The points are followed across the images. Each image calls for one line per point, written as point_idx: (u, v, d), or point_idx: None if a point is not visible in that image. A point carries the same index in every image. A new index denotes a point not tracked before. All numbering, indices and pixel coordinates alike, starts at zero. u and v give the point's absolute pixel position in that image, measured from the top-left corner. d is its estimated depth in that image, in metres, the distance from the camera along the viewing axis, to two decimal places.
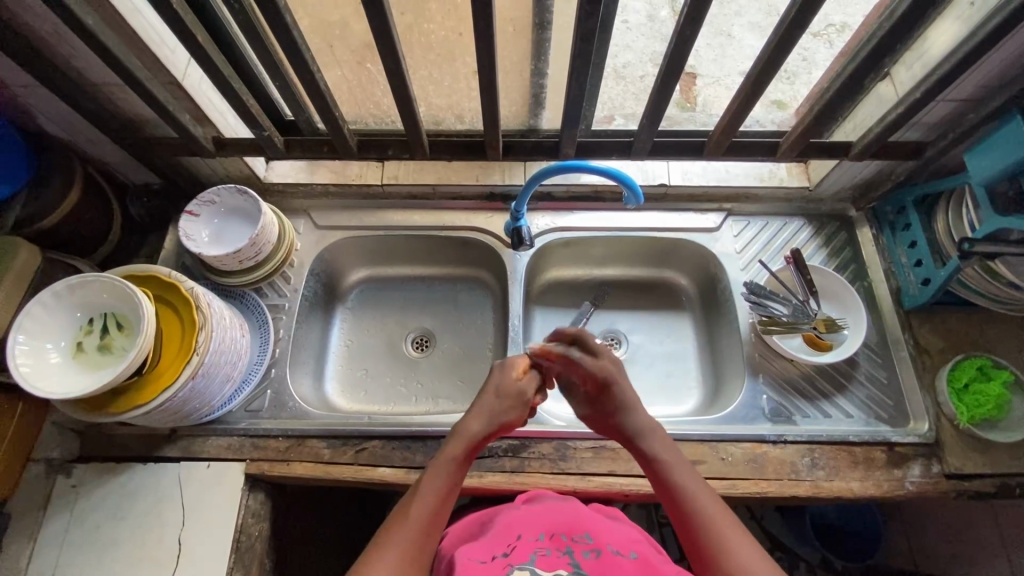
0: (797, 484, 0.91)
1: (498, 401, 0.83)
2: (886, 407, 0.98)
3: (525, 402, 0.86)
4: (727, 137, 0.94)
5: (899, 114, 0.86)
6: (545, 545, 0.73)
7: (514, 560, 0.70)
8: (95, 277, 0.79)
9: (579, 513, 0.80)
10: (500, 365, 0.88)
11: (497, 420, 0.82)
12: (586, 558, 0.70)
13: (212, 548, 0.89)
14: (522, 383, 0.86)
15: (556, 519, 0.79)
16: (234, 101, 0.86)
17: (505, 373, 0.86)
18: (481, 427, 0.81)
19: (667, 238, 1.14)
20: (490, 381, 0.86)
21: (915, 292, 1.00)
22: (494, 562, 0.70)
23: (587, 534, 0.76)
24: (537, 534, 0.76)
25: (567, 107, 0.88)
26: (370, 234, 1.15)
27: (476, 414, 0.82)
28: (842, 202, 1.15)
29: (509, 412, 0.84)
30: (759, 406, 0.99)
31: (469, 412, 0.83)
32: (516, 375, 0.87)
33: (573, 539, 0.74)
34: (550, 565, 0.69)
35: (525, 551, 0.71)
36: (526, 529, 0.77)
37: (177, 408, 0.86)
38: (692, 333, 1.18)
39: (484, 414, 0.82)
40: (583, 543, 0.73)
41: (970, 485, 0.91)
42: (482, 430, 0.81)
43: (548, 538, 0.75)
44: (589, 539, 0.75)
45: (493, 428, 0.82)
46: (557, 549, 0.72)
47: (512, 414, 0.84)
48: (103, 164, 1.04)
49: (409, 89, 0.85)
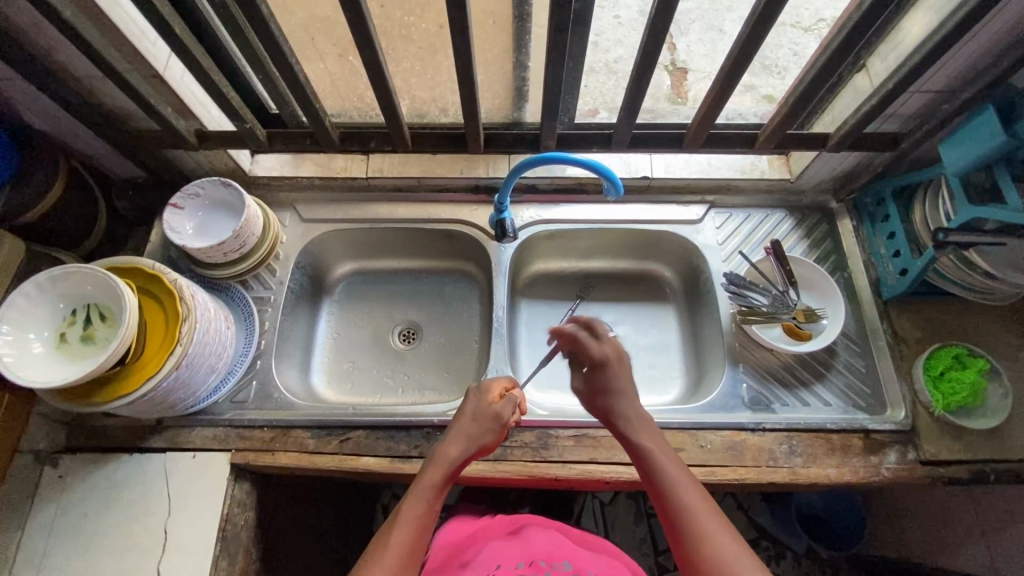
0: (775, 470, 0.93)
1: (475, 426, 0.82)
2: (863, 396, 1.00)
3: (503, 425, 0.83)
4: (705, 128, 0.95)
5: (873, 106, 0.87)
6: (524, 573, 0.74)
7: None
8: (78, 268, 0.79)
9: (558, 544, 0.82)
10: (476, 390, 0.87)
11: (476, 445, 0.80)
12: None
13: (198, 537, 0.90)
14: (499, 406, 0.84)
15: (536, 548, 0.80)
16: (214, 93, 0.86)
17: (480, 397, 0.85)
18: (459, 451, 0.79)
19: (651, 230, 1.15)
20: (467, 406, 0.85)
21: (892, 283, 1.02)
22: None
23: (566, 562, 0.77)
24: (516, 563, 0.77)
25: (546, 98, 0.89)
26: (355, 226, 1.15)
27: (453, 439, 0.80)
28: (824, 194, 1.16)
29: (486, 436, 0.81)
30: (738, 395, 1.00)
31: (447, 438, 0.81)
32: (492, 399, 0.85)
33: (552, 566, 0.76)
34: None
35: None
36: (506, 559, 0.78)
37: (162, 398, 0.87)
38: (675, 324, 1.19)
39: (461, 440, 0.80)
40: (562, 569, 0.75)
41: (946, 471, 0.93)
42: (459, 454, 0.79)
43: (527, 566, 0.76)
44: (568, 566, 0.76)
45: (471, 452, 0.80)
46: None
47: (490, 437, 0.82)
48: (88, 158, 1.04)
49: (388, 81, 0.85)
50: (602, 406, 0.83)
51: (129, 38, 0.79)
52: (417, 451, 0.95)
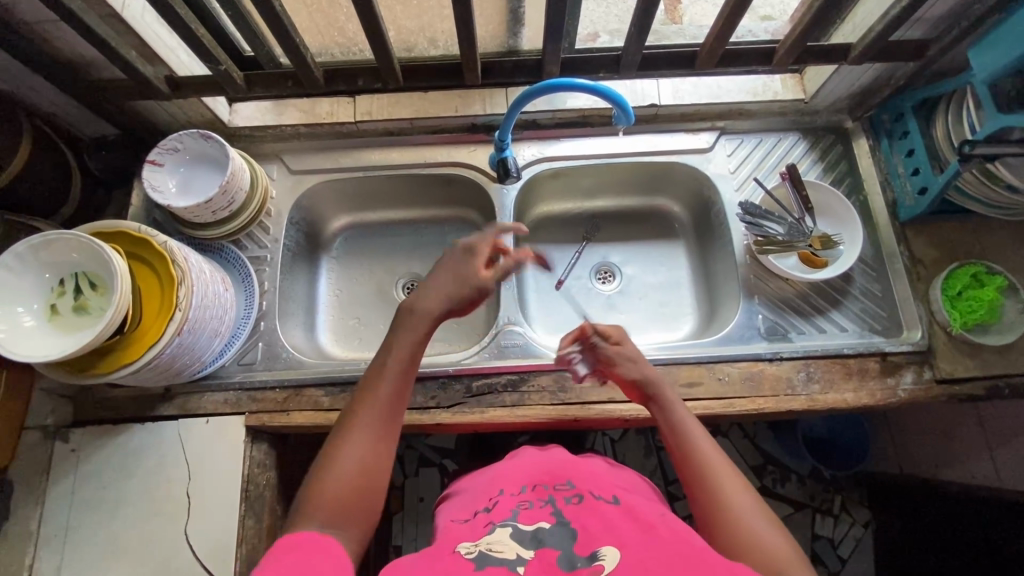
0: (793, 399, 0.92)
1: (456, 285, 0.77)
2: (880, 319, 0.99)
3: (484, 291, 0.79)
4: (721, 46, 0.88)
5: (905, 8, 0.80)
6: (527, 497, 0.73)
7: (495, 517, 0.69)
8: (58, 235, 0.73)
9: (564, 463, 0.81)
10: (462, 250, 0.80)
11: (456, 302, 0.77)
12: (568, 504, 0.70)
13: (222, 498, 0.90)
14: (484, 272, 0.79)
15: (538, 471, 0.79)
16: (181, 30, 0.77)
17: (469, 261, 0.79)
18: (435, 303, 0.76)
19: (660, 161, 1.10)
20: (450, 264, 0.79)
21: (911, 203, 0.99)
22: (476, 519, 0.70)
23: (569, 482, 0.76)
24: (520, 488, 0.75)
25: (548, 17, 0.81)
26: (348, 176, 1.09)
27: (435, 294, 0.76)
28: (838, 113, 1.10)
29: (467, 296, 0.77)
30: (754, 326, 0.99)
31: (428, 290, 0.77)
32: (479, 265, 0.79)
33: (555, 488, 0.74)
34: (532, 519, 0.67)
35: (507, 509, 0.70)
36: (510, 484, 0.77)
37: (167, 366, 0.85)
38: (686, 260, 1.17)
39: (442, 295, 0.76)
40: (565, 490, 0.73)
41: (961, 388, 0.93)
42: (439, 312, 0.75)
43: (530, 490, 0.74)
44: (571, 487, 0.74)
45: (450, 309, 0.77)
46: (540, 500, 0.71)
47: (471, 298, 0.78)
48: (52, 116, 0.96)
49: (376, 7, 0.77)
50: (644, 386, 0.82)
51: None
52: (433, 402, 0.93)
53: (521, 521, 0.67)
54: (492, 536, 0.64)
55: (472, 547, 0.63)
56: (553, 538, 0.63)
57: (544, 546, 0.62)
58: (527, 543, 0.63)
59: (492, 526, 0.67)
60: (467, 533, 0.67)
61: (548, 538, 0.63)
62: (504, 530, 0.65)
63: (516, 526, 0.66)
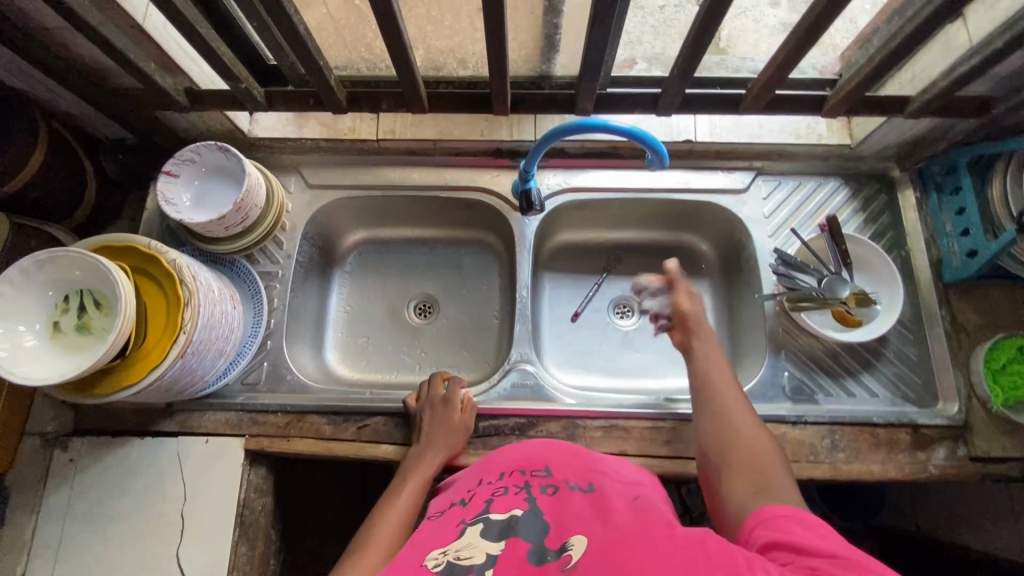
0: (816, 466, 0.87)
1: (448, 435, 0.85)
2: (913, 386, 0.93)
3: (469, 433, 0.89)
4: (768, 92, 0.83)
5: (974, 67, 0.74)
6: (503, 484, 0.66)
7: (467, 513, 0.62)
8: (64, 252, 0.71)
9: (544, 448, 0.74)
10: (444, 398, 0.89)
11: (450, 453, 0.85)
12: (543, 494, 0.63)
13: (216, 522, 0.88)
14: (465, 417, 0.88)
15: (517, 455, 0.72)
16: (201, 49, 0.73)
17: (451, 411, 0.87)
18: (433, 456, 0.83)
19: (690, 200, 1.05)
20: (436, 416, 0.86)
21: (958, 265, 0.93)
22: (448, 516, 0.63)
23: (547, 468, 0.68)
24: (497, 475, 0.69)
25: (585, 55, 0.77)
26: (366, 194, 1.06)
27: (430, 445, 0.84)
28: (885, 160, 1.03)
29: (457, 445, 0.86)
30: (779, 384, 0.94)
31: (424, 442, 0.85)
32: (459, 411, 0.88)
33: (532, 475, 0.67)
34: (505, 508, 0.61)
35: (482, 500, 0.63)
36: (487, 473, 0.71)
37: (168, 386, 0.82)
38: (710, 301, 1.11)
39: (439, 449, 0.84)
40: (542, 478, 0.66)
41: (996, 469, 0.88)
42: (438, 462, 0.83)
43: (507, 476, 0.68)
44: (548, 474, 0.67)
45: (447, 459, 0.84)
46: (515, 486, 0.65)
47: (460, 445, 0.87)
48: (70, 118, 0.94)
49: (404, 34, 0.73)
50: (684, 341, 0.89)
51: None
52: None
53: (493, 511, 0.60)
54: (461, 540, 0.56)
55: (440, 557, 0.53)
56: (526, 530, 0.57)
57: (515, 538, 0.55)
58: (496, 537, 0.56)
59: (463, 526, 0.59)
60: (437, 533, 0.60)
61: (520, 530, 0.56)
62: (475, 527, 0.58)
63: (489, 519, 0.59)
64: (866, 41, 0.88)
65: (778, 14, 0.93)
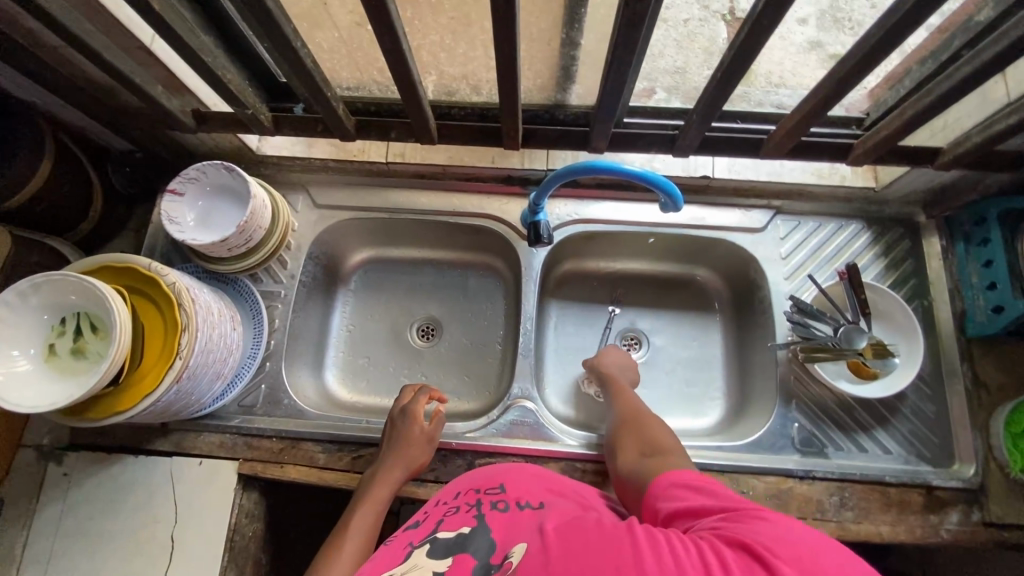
0: (822, 524, 0.84)
1: (407, 451, 0.84)
2: (930, 445, 0.89)
3: (434, 442, 0.86)
4: (792, 139, 0.80)
5: (1011, 125, 0.70)
6: (456, 504, 0.65)
7: (418, 536, 0.61)
8: (60, 276, 0.70)
9: (499, 467, 0.72)
10: (401, 414, 0.87)
11: (412, 468, 0.83)
12: (494, 509, 0.61)
13: (205, 547, 0.87)
14: (427, 428, 0.86)
15: (477, 477, 0.71)
16: (207, 75, 0.72)
17: (410, 426, 0.86)
18: (393, 475, 0.82)
19: (704, 236, 1.01)
20: (395, 430, 0.86)
21: (982, 320, 0.89)
22: (401, 538, 0.62)
23: (502, 484, 0.67)
24: (454, 496, 0.68)
25: (602, 99, 0.76)
26: (373, 215, 1.04)
27: (390, 464, 0.83)
28: (911, 205, 0.99)
29: (420, 459, 0.84)
30: (787, 434, 0.91)
31: (383, 462, 0.84)
32: (420, 423, 0.86)
33: (485, 492, 0.66)
34: (454, 525, 0.60)
35: (433, 522, 0.63)
36: (448, 494, 0.70)
37: (164, 409, 0.81)
38: (720, 338, 1.08)
39: (398, 466, 0.83)
40: (495, 494, 0.65)
41: (1011, 536, 0.84)
42: (399, 479, 0.82)
43: (462, 496, 0.67)
44: (502, 490, 0.65)
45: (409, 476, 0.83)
46: (466, 504, 0.63)
47: (425, 457, 0.85)
48: (79, 130, 0.93)
49: (414, 68, 0.71)
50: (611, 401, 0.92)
51: (104, 6, 0.65)
52: (432, 475, 0.88)
53: (442, 531, 0.60)
54: (407, 562, 0.55)
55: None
56: (473, 546, 0.56)
57: (462, 554, 0.55)
58: (442, 555, 0.55)
59: (411, 548, 0.58)
60: (388, 555, 0.59)
61: (468, 546, 0.56)
62: (422, 549, 0.57)
63: (437, 539, 0.58)
64: (896, 82, 0.83)
65: (806, 32, 0.82)
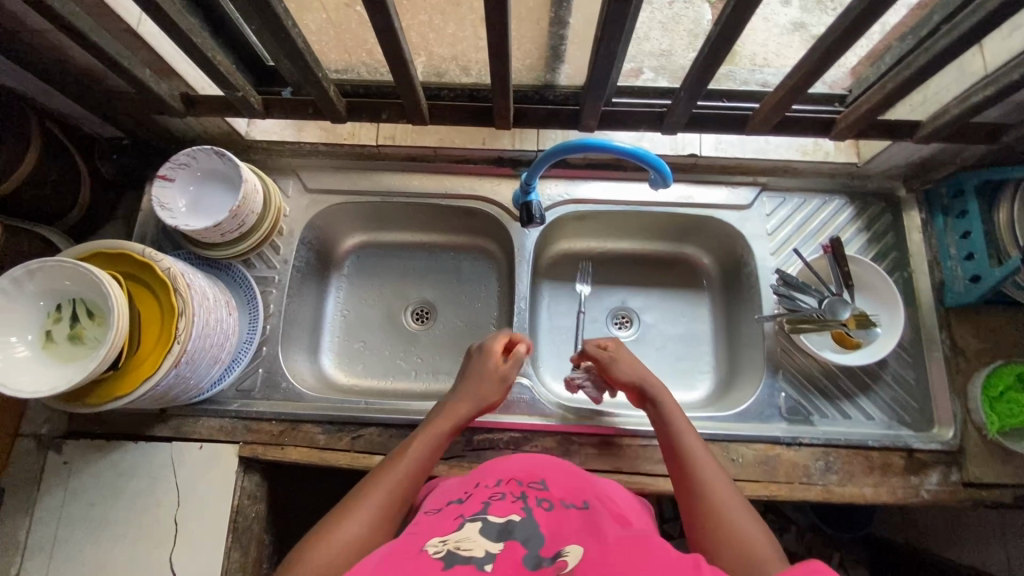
0: (808, 488, 0.88)
1: (479, 384, 0.84)
2: (910, 410, 0.93)
3: (507, 385, 0.86)
4: (778, 113, 0.82)
5: (987, 98, 0.73)
6: (500, 490, 0.66)
7: (466, 511, 0.62)
8: (55, 262, 0.70)
9: (542, 463, 0.73)
10: (479, 349, 0.88)
11: (480, 405, 0.83)
12: (539, 506, 0.62)
13: (208, 528, 0.88)
14: (505, 368, 0.86)
15: (517, 466, 0.72)
16: (198, 58, 0.72)
17: (484, 359, 0.86)
18: (463, 409, 0.81)
19: (693, 214, 1.03)
20: (472, 366, 0.87)
21: (961, 289, 0.92)
22: (447, 511, 0.63)
23: (543, 482, 0.68)
24: (495, 480, 0.69)
25: (593, 76, 0.77)
26: (366, 199, 1.05)
27: (463, 396, 0.83)
28: (892, 180, 1.02)
29: (490, 396, 0.84)
30: (775, 404, 0.94)
31: (455, 396, 0.83)
32: (497, 360, 0.86)
33: (528, 486, 0.67)
34: (503, 511, 0.61)
35: (480, 501, 0.63)
36: (487, 476, 0.70)
37: (163, 394, 0.82)
38: (710, 314, 1.10)
39: (470, 399, 0.82)
40: (538, 490, 0.66)
41: (987, 494, 0.88)
42: (466, 413, 0.81)
43: (505, 483, 0.67)
44: (545, 488, 0.67)
45: (477, 411, 0.82)
46: (512, 494, 0.64)
47: (495, 397, 0.84)
48: (65, 117, 0.92)
49: (406, 47, 0.72)
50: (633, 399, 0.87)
51: None
52: None
53: (492, 513, 0.60)
54: (461, 532, 0.56)
55: (440, 545, 0.54)
56: (522, 533, 0.57)
57: (513, 539, 0.55)
58: (496, 536, 0.55)
59: (463, 520, 0.59)
60: (435, 524, 0.60)
61: (517, 533, 0.56)
62: (475, 524, 0.58)
63: (488, 520, 0.59)
64: (878, 58, 0.85)
65: (789, 13, 0.88)
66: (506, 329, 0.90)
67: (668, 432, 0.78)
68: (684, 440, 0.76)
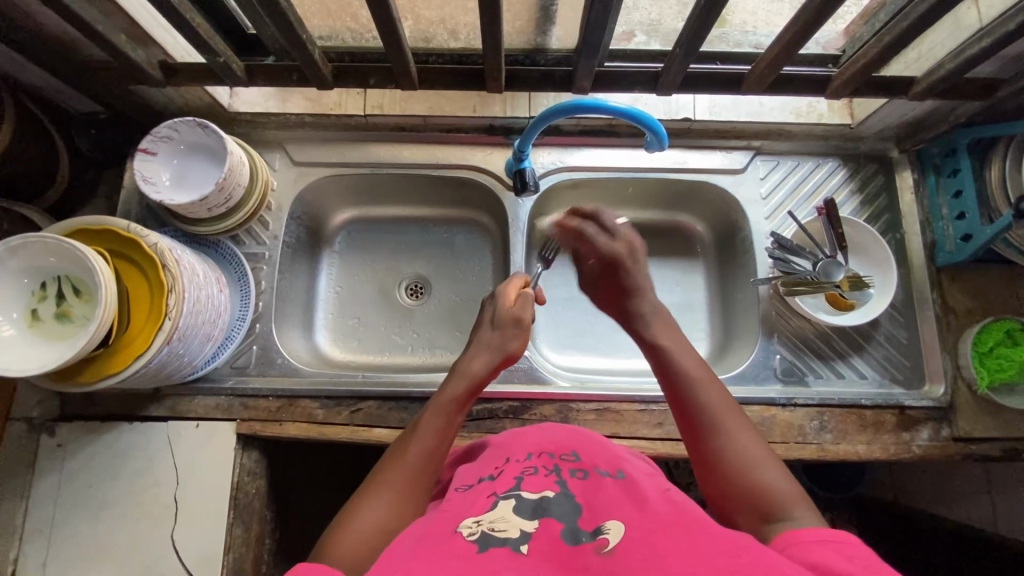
0: (803, 447, 0.89)
1: (494, 337, 0.78)
2: (902, 368, 0.95)
3: (526, 328, 0.80)
4: (774, 71, 0.80)
5: (983, 50, 0.72)
6: (532, 464, 0.62)
7: (499, 486, 0.57)
8: (36, 238, 0.68)
9: (571, 435, 0.70)
10: (493, 296, 0.83)
11: (499, 354, 0.77)
12: (573, 478, 0.59)
13: (209, 505, 0.88)
14: (518, 308, 0.80)
15: (544, 439, 0.68)
16: (175, 22, 0.69)
17: (499, 301, 0.81)
18: (480, 367, 0.75)
19: (688, 179, 1.03)
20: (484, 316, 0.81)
21: (952, 249, 0.93)
22: (477, 487, 0.59)
23: (575, 453, 0.65)
24: (525, 453, 0.65)
25: (585, 35, 0.74)
26: (355, 171, 1.03)
27: (476, 352, 0.76)
28: (884, 141, 1.02)
29: (510, 343, 0.77)
30: (770, 366, 0.95)
31: (468, 354, 0.77)
32: (510, 302, 0.81)
33: (560, 458, 0.63)
34: (536, 487, 0.57)
35: (511, 475, 0.59)
36: (514, 450, 0.66)
37: (156, 372, 0.80)
38: (704, 281, 1.10)
39: (484, 353, 0.76)
40: (571, 462, 0.62)
41: (976, 448, 0.90)
42: (482, 368, 0.75)
43: (535, 456, 0.64)
44: (578, 459, 0.64)
45: (496, 363, 0.76)
46: (545, 468, 0.61)
47: (516, 343, 0.78)
48: (38, 90, 0.88)
49: (393, 7, 0.69)
50: (622, 306, 0.79)
51: None
52: None
53: (525, 489, 0.56)
54: (494, 512, 0.52)
55: (473, 526, 0.50)
56: (558, 509, 0.53)
57: (548, 516, 0.52)
58: (530, 514, 0.52)
59: (496, 498, 0.55)
60: (465, 502, 0.56)
61: (552, 509, 0.53)
62: (509, 503, 0.54)
63: (521, 497, 0.55)
64: (872, 16, 0.84)
65: None
66: (523, 273, 0.87)
67: (662, 360, 0.70)
68: (680, 366, 0.68)
